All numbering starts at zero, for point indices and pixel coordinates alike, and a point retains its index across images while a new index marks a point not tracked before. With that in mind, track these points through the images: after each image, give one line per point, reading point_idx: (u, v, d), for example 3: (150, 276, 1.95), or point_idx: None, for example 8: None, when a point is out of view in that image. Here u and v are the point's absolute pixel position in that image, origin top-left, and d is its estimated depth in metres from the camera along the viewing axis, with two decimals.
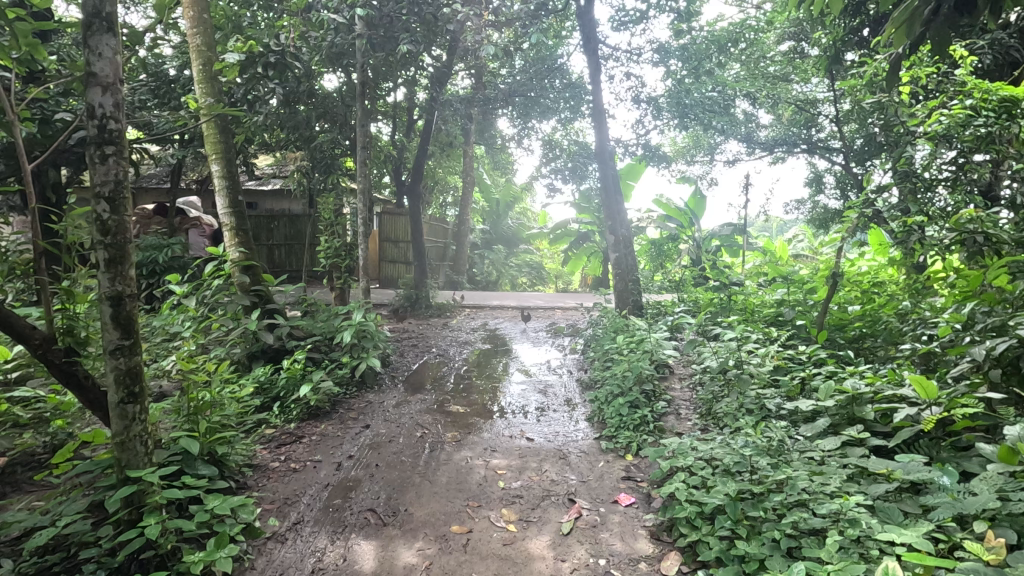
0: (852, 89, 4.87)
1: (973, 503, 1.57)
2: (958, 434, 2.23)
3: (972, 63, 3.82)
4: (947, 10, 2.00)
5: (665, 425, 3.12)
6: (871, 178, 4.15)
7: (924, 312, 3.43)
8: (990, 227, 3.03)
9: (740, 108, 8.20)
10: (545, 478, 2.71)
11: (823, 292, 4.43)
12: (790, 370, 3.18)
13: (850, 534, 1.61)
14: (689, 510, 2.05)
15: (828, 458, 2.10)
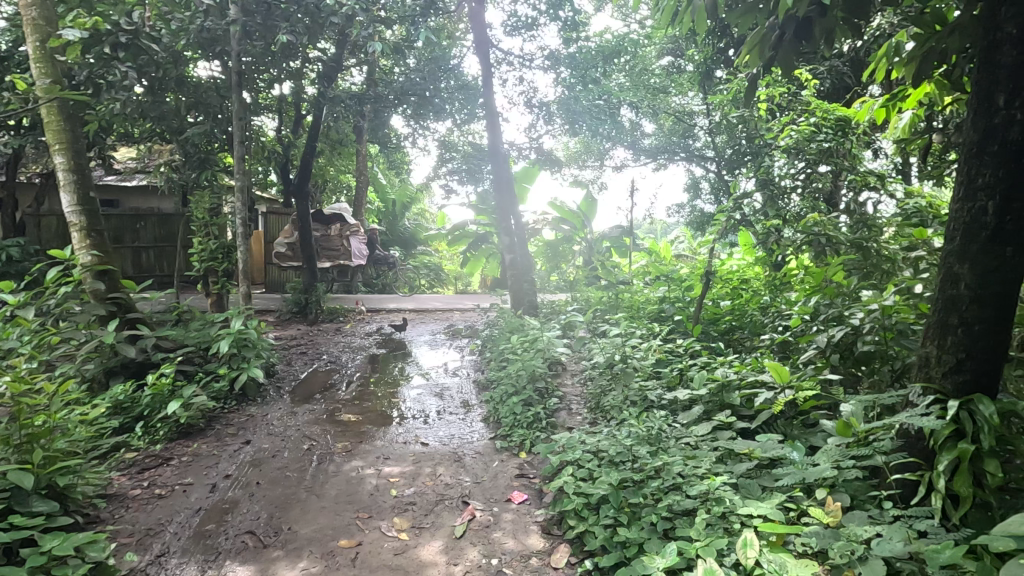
0: (720, 104, 5.37)
1: (815, 473, 1.78)
2: (807, 413, 2.51)
3: (814, 86, 4.35)
4: (790, 36, 2.23)
5: (556, 421, 3.22)
6: (736, 186, 4.60)
7: (781, 305, 3.84)
8: (830, 230, 3.46)
9: (626, 117, 8.70)
10: (438, 483, 2.68)
11: (699, 289, 4.82)
12: (670, 362, 3.41)
13: (716, 511, 1.75)
14: (577, 502, 2.13)
15: (700, 442, 2.28)
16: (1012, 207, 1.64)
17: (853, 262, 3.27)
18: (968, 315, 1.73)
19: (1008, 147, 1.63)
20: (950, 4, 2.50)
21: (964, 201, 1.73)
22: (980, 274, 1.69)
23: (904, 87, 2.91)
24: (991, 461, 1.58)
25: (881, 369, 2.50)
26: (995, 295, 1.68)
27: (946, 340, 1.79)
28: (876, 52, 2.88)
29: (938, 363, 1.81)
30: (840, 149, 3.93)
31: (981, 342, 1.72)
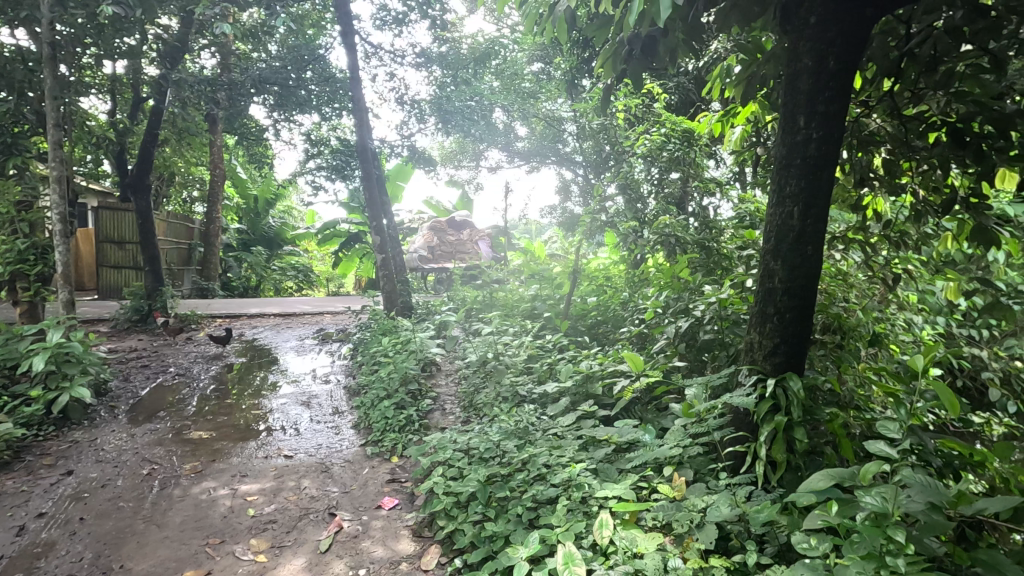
0: (584, 112, 5.70)
1: (663, 452, 1.95)
2: (659, 398, 2.75)
3: (664, 99, 4.80)
4: (637, 52, 2.44)
5: (429, 422, 3.19)
6: (599, 190, 4.92)
7: (639, 300, 4.18)
8: (679, 231, 3.83)
9: (499, 120, 8.93)
10: (303, 497, 2.53)
11: (568, 287, 5.08)
12: (540, 357, 3.55)
13: (577, 497, 1.85)
14: (447, 501, 2.13)
15: (565, 432, 2.40)
16: (810, 212, 1.93)
17: (697, 260, 3.65)
18: (781, 305, 2.01)
19: (808, 161, 1.92)
20: (766, 35, 2.89)
21: (776, 207, 2.01)
22: (789, 269, 1.98)
23: (735, 105, 3.32)
24: (799, 429, 1.84)
25: (719, 353, 2.82)
26: (801, 287, 1.98)
27: (765, 327, 2.06)
28: (711, 74, 3.26)
29: (759, 348, 2.08)
30: (685, 158, 4.37)
31: (791, 328, 2.01)
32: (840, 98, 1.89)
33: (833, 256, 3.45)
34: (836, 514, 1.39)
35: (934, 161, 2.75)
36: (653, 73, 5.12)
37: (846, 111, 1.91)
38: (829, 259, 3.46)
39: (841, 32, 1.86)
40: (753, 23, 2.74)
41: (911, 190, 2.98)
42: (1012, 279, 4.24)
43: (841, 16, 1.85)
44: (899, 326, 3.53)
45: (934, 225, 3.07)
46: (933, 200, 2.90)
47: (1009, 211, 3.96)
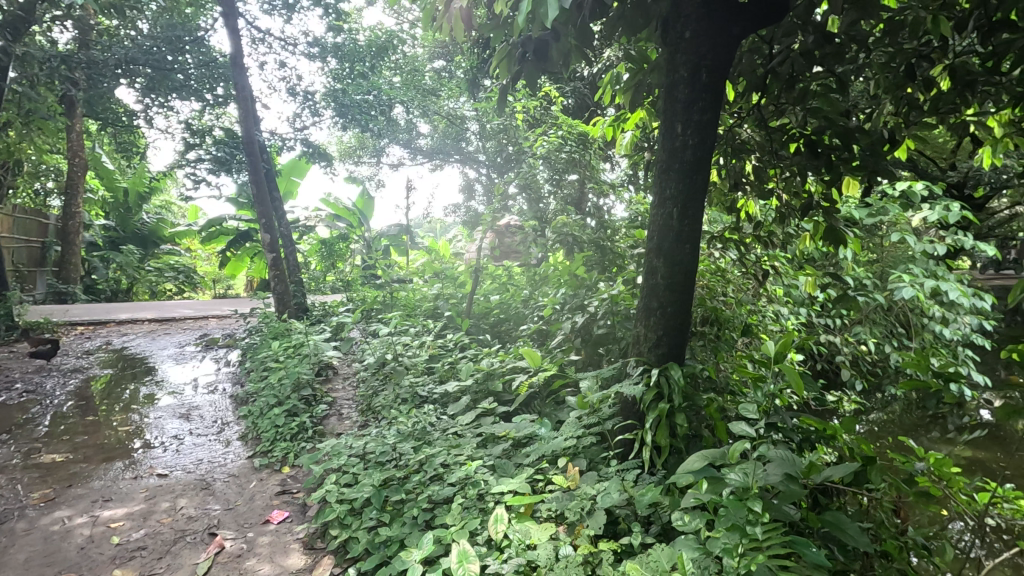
0: (485, 111, 5.77)
1: (557, 445, 2.01)
2: (557, 392, 2.84)
3: (560, 103, 4.99)
4: (530, 58, 2.49)
5: (325, 429, 3.06)
6: (500, 189, 4.99)
7: (538, 297, 4.29)
8: (576, 230, 4.00)
9: (400, 116, 8.78)
10: (178, 518, 2.32)
11: (470, 286, 5.09)
12: (441, 357, 3.54)
13: (473, 494, 1.87)
14: (340, 509, 2.06)
15: (464, 430, 2.40)
16: (688, 213, 2.09)
17: (591, 259, 3.82)
18: (664, 300, 2.15)
19: (685, 166, 2.07)
20: (651, 46, 3.08)
21: (657, 207, 2.14)
22: (670, 266, 2.12)
23: (625, 111, 3.51)
24: (680, 414, 1.98)
25: (611, 346, 2.97)
26: (680, 283, 2.13)
27: (649, 321, 2.19)
28: (602, 80, 3.42)
29: (645, 340, 2.21)
30: (580, 160, 4.57)
31: (672, 320, 2.16)
32: (712, 108, 2.05)
33: (712, 254, 3.75)
34: (707, 490, 1.51)
35: (793, 169, 3.08)
36: (550, 77, 5.31)
37: (718, 120, 2.07)
38: (708, 257, 3.76)
39: (711, 48, 2.03)
40: (638, 34, 2.91)
41: (775, 195, 3.32)
42: (856, 273, 4.87)
43: (711, 34, 2.02)
44: (768, 317, 3.93)
45: (794, 226, 3.45)
46: (793, 204, 3.25)
47: (853, 213, 4.55)
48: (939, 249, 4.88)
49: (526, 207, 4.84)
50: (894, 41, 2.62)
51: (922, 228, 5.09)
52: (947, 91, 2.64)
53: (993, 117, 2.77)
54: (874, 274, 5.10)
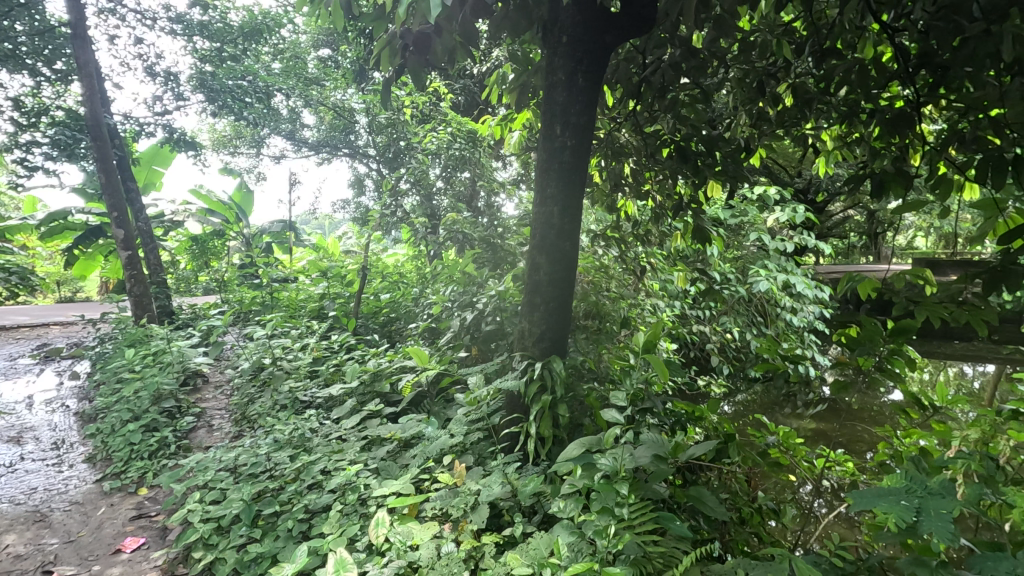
0: (372, 104, 5.61)
1: (443, 443, 2.00)
2: (446, 390, 2.84)
3: (449, 100, 4.98)
4: (412, 50, 2.45)
5: (191, 443, 2.81)
6: (389, 185, 4.88)
7: (428, 295, 4.25)
8: (466, 227, 4.05)
9: (282, 105, 8.28)
10: (3, 557, 2.00)
11: (358, 285, 4.92)
12: (326, 359, 3.39)
13: (354, 500, 1.81)
14: (204, 529, 1.90)
15: (348, 434, 2.32)
16: (567, 211, 2.17)
17: (480, 256, 3.86)
18: (546, 296, 2.22)
19: (563, 166, 2.15)
20: (533, 49, 3.17)
21: (538, 205, 2.21)
22: (551, 263, 2.20)
23: (512, 111, 3.57)
24: (562, 405, 2.06)
25: (500, 343, 3.02)
26: (561, 278, 2.21)
27: (533, 316, 2.25)
28: (488, 79, 3.46)
29: (529, 335, 2.27)
30: (470, 157, 4.60)
31: (554, 315, 2.24)
32: (588, 112, 2.15)
33: (595, 251, 3.94)
34: (584, 476, 1.58)
35: (665, 173, 3.32)
36: (438, 73, 5.29)
37: (593, 123, 2.17)
38: (592, 254, 3.95)
39: (586, 54, 2.12)
40: (520, 36, 2.98)
41: (650, 196, 3.56)
42: (721, 269, 5.37)
43: (586, 39, 2.11)
44: (646, 310, 4.21)
45: (668, 225, 3.73)
46: (666, 205, 3.51)
47: (718, 214, 5.00)
48: (788, 247, 5.52)
49: (418, 203, 4.77)
50: (747, 59, 2.92)
51: (774, 228, 5.73)
52: (789, 107, 2.99)
53: (826, 131, 3.18)
54: (738, 270, 5.65)
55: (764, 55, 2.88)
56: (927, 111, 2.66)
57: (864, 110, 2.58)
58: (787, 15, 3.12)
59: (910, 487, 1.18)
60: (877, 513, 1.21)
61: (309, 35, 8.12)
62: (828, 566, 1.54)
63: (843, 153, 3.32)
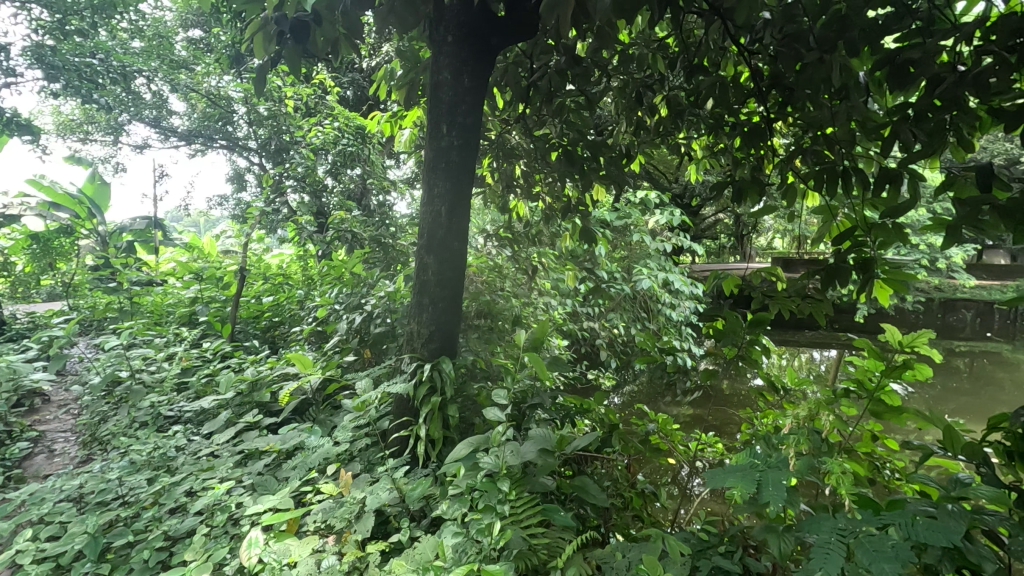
0: (249, 94, 5.23)
1: (327, 452, 1.91)
2: (333, 396, 2.72)
3: (335, 93, 4.78)
4: (291, 39, 2.31)
5: (24, 473, 2.44)
6: (271, 180, 4.59)
7: (314, 297, 4.05)
8: (356, 226, 3.94)
9: (144, 88, 7.45)
10: None
11: (236, 287, 4.55)
12: (197, 369, 3.10)
13: (224, 521, 1.68)
14: (38, 570, 1.66)
15: (220, 450, 2.14)
16: (455, 210, 2.17)
17: (368, 256, 3.77)
18: (434, 295, 2.20)
19: (450, 165, 2.15)
20: (421, 47, 3.14)
21: (426, 205, 2.19)
22: (439, 264, 2.18)
23: (401, 109, 3.51)
24: (451, 406, 2.06)
25: (391, 345, 2.95)
26: (449, 278, 2.20)
27: (422, 317, 2.23)
28: (376, 74, 3.37)
29: (418, 336, 2.24)
30: (359, 153, 4.45)
31: (443, 315, 2.23)
32: (474, 112, 2.16)
33: (488, 251, 3.98)
34: (470, 476, 1.58)
35: (554, 175, 3.43)
36: (323, 65, 5.07)
37: (479, 124, 2.20)
38: (485, 254, 3.98)
39: (472, 55, 2.13)
40: (408, 33, 2.94)
41: (540, 198, 3.67)
42: (608, 268, 5.67)
43: (471, 40, 2.12)
44: (539, 308, 4.32)
45: (557, 226, 3.86)
46: (555, 207, 3.63)
47: (604, 216, 5.27)
48: (667, 247, 5.95)
49: (306, 201, 4.54)
50: (626, 71, 3.09)
51: (655, 229, 6.16)
52: (663, 117, 3.22)
53: (696, 140, 3.46)
54: (623, 269, 6.00)
55: (641, 67, 3.08)
56: (777, 127, 2.99)
57: (726, 123, 2.85)
58: (661, 31, 3.35)
59: (755, 462, 1.33)
60: (728, 489, 1.34)
61: (176, 13, 7.39)
62: (695, 540, 1.68)
63: (710, 161, 3.64)
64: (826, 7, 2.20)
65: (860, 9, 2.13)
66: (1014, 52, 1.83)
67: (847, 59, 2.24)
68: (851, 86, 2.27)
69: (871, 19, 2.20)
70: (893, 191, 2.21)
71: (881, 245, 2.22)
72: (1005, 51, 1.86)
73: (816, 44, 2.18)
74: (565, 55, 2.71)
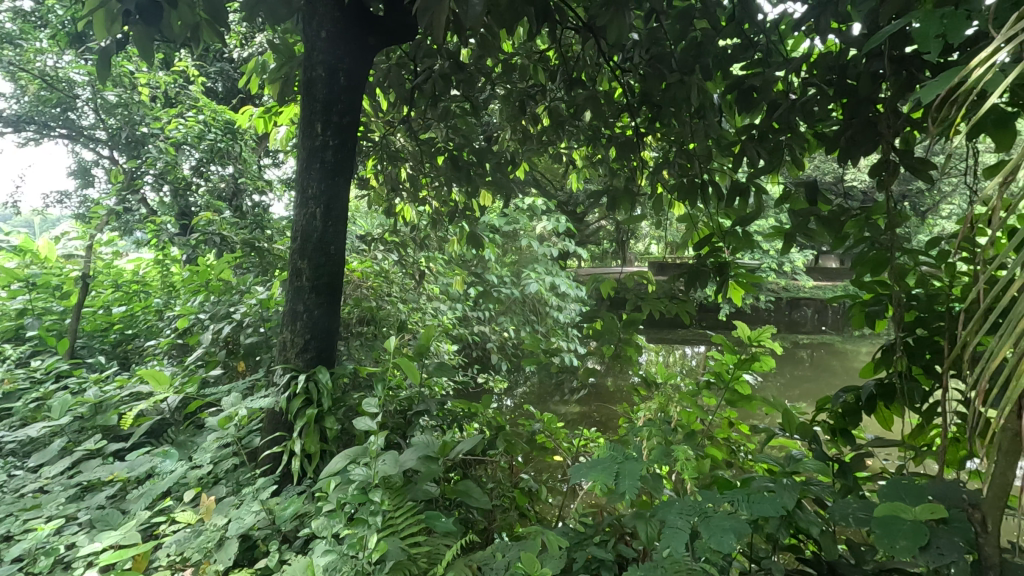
0: (94, 78, 4.63)
1: (184, 477, 1.73)
2: (195, 414, 2.48)
3: (201, 83, 4.40)
4: (139, 19, 2.06)
5: None
6: (122, 176, 4.09)
7: (175, 306, 3.66)
8: (226, 228, 3.64)
9: None
10: None
11: (77, 296, 3.98)
12: (22, 392, 2.67)
13: (51, 566, 1.46)
14: None
15: (50, 484, 1.86)
16: (331, 213, 2.09)
17: (241, 261, 3.49)
18: (309, 303, 2.10)
19: (325, 166, 2.07)
20: (296, 41, 2.98)
21: (299, 208, 2.08)
22: (315, 269, 2.09)
23: (276, 104, 3.30)
24: (329, 418, 1.96)
25: (265, 355, 2.75)
26: (326, 284, 2.11)
27: (296, 325, 2.10)
28: (246, 66, 3.14)
29: (291, 346, 2.11)
30: (229, 150, 4.12)
31: (320, 322, 2.12)
32: (350, 112, 2.10)
33: (374, 255, 3.89)
34: (342, 490, 1.52)
35: (440, 179, 3.43)
36: (186, 52, 4.64)
37: (356, 125, 2.14)
38: (371, 259, 3.89)
39: (346, 52, 2.06)
40: (280, 24, 2.77)
41: (427, 202, 3.64)
42: (498, 272, 5.77)
43: (346, 38, 2.05)
44: (428, 313, 4.28)
45: (444, 231, 3.86)
46: (441, 211, 3.63)
47: (493, 222, 5.37)
48: (553, 252, 6.20)
49: (166, 199, 4.19)
50: (509, 79, 3.16)
51: (542, 235, 6.38)
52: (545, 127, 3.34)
53: (576, 150, 3.64)
54: (512, 272, 6.14)
55: (523, 77, 3.17)
56: (647, 141, 3.23)
57: (601, 136, 3.02)
58: (543, 43, 3.47)
59: (614, 454, 1.41)
60: (591, 482, 1.41)
61: None
62: (573, 533, 1.75)
63: (589, 171, 3.85)
64: (685, 34, 2.41)
65: (714, 37, 2.35)
66: (832, 86, 2.13)
67: (703, 82, 2.48)
68: (706, 107, 2.51)
69: (722, 48, 2.45)
70: (742, 202, 2.48)
71: (733, 251, 2.47)
72: (825, 84, 2.16)
73: (677, 67, 2.38)
74: (449, 60, 2.72)
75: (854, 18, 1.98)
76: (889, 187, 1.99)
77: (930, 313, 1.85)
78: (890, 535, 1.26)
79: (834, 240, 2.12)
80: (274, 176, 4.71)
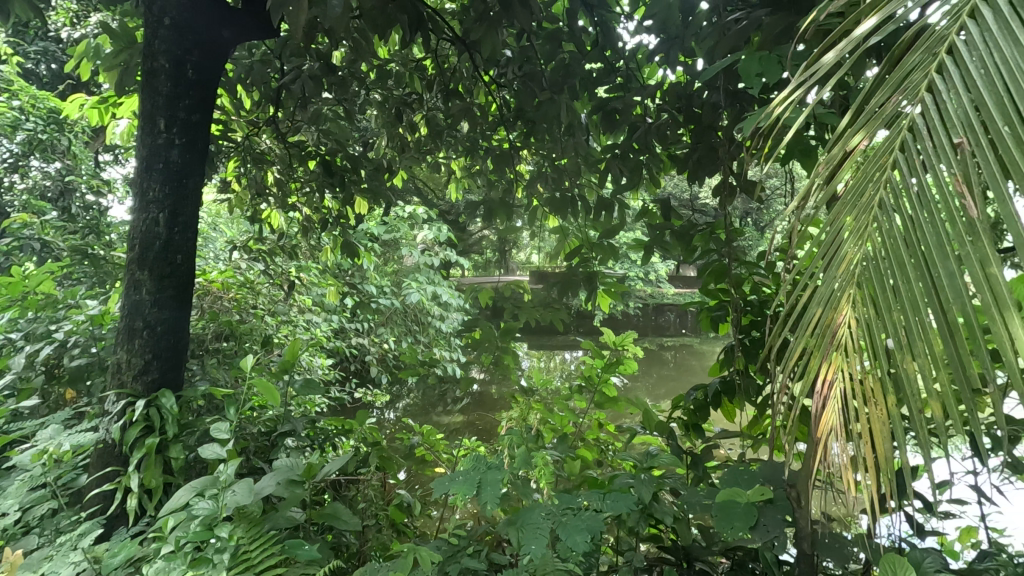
0: None
1: None
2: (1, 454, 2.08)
3: (16, 62, 3.77)
4: None
5: None
6: None
7: None
8: (50, 232, 3.14)
9: None
10: None
11: None
12: None
13: None
14: None
15: None
16: (178, 219, 1.89)
17: (68, 270, 3.02)
18: (151, 318, 1.87)
19: (170, 167, 1.87)
20: (138, 25, 2.66)
21: (139, 212, 1.85)
22: (157, 281, 1.87)
23: (114, 94, 2.92)
24: (173, 447, 1.75)
25: (96, 379, 2.40)
26: (171, 298, 1.90)
27: (133, 344, 1.86)
28: (75, 48, 2.74)
29: (127, 368, 1.86)
30: (54, 143, 3.57)
31: (164, 340, 1.90)
32: (200, 108, 1.92)
33: (236, 265, 3.58)
34: (182, 528, 1.36)
35: (311, 185, 3.26)
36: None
37: (207, 122, 1.96)
38: (233, 269, 3.58)
39: (196, 42, 1.88)
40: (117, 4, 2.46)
41: (296, 208, 3.43)
42: (377, 282, 5.60)
43: (195, 26, 1.87)
44: (299, 326, 4.02)
45: (316, 239, 3.67)
46: (313, 218, 3.45)
47: (372, 230, 5.21)
48: (435, 261, 6.16)
49: None
50: (385, 86, 3.10)
51: (424, 244, 6.31)
52: (422, 136, 3.32)
53: (454, 160, 3.64)
54: (392, 283, 6.00)
55: (399, 84, 3.12)
56: (522, 155, 3.33)
57: (479, 147, 3.06)
58: (419, 52, 3.45)
59: (477, 465, 1.43)
60: (453, 495, 1.42)
61: None
62: (447, 546, 1.72)
63: (468, 182, 3.89)
64: (554, 54, 2.53)
65: (580, 60, 2.50)
66: (681, 112, 2.36)
67: (571, 103, 2.61)
68: (574, 126, 2.65)
69: (588, 71, 2.60)
70: (607, 215, 2.65)
71: (600, 261, 2.63)
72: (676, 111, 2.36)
73: (547, 85, 2.48)
74: (319, 60, 2.59)
75: (698, 54, 2.20)
76: (727, 205, 2.24)
77: (762, 317, 2.10)
78: (729, 519, 1.40)
79: (685, 252, 2.33)
80: (115, 174, 4.16)
